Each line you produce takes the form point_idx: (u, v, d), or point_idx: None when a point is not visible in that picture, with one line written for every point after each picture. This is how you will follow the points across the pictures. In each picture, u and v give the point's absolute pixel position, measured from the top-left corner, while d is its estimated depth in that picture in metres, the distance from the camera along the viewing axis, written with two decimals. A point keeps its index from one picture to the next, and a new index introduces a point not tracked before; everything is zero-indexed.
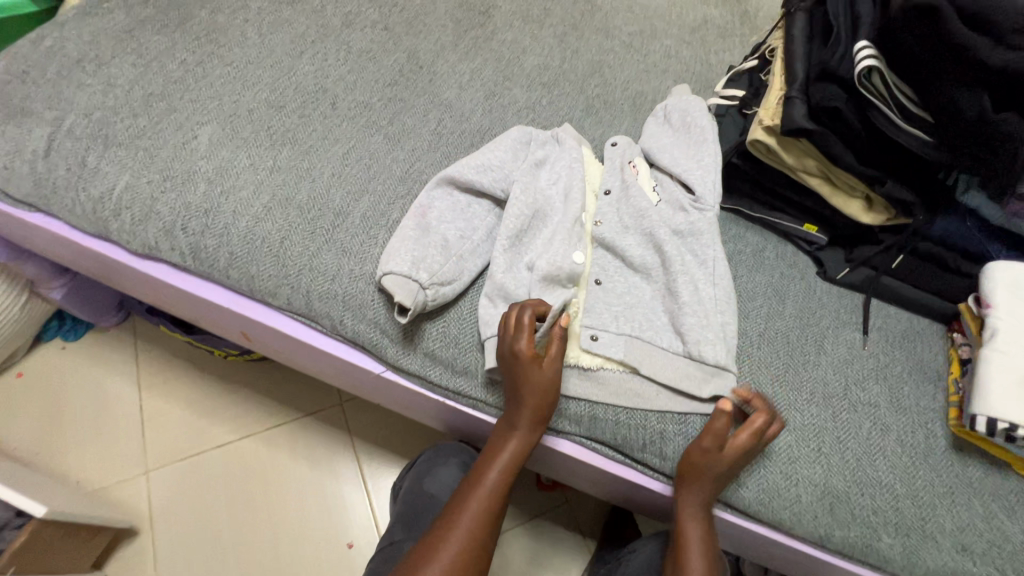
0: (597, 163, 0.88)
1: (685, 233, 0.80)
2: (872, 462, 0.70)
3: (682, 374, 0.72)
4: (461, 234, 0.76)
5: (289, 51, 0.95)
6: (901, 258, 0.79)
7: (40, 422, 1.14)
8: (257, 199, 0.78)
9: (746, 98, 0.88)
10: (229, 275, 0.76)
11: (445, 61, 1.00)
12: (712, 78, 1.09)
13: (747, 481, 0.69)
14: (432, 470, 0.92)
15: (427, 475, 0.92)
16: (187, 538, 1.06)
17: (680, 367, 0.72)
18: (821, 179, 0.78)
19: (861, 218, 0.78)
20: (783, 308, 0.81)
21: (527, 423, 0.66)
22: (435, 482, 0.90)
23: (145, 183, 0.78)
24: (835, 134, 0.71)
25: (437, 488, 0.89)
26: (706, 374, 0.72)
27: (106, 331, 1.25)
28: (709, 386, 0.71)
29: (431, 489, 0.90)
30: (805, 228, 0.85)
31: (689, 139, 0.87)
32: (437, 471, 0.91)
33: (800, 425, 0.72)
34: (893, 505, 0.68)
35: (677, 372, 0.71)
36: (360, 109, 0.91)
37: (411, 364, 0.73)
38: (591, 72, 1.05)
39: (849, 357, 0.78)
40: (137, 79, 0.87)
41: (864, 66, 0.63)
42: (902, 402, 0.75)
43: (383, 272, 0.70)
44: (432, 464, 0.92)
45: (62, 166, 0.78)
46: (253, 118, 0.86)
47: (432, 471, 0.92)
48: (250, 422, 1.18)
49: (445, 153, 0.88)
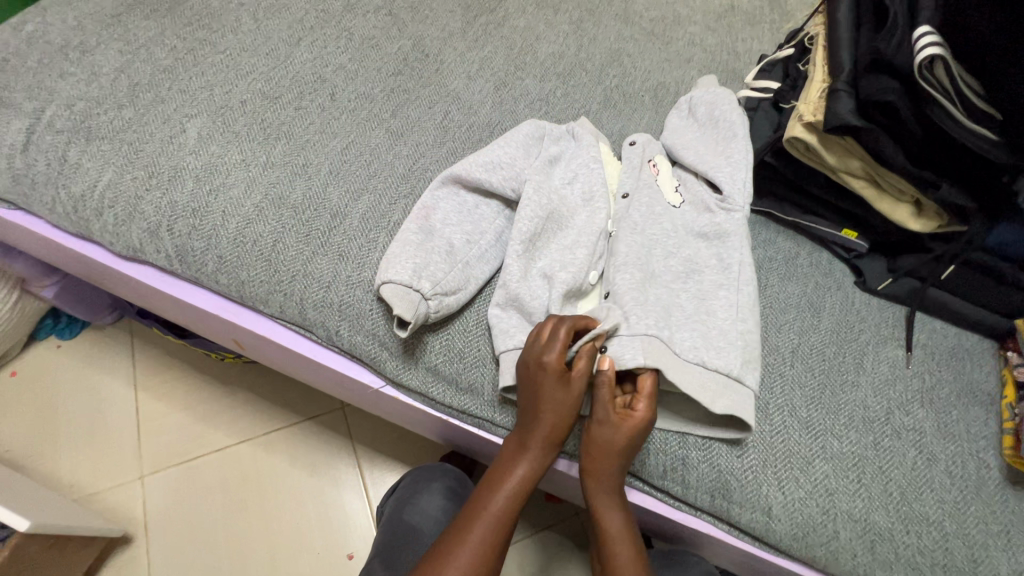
0: (615, 161, 0.81)
1: (711, 238, 0.73)
2: (918, 495, 0.64)
3: (699, 385, 0.61)
4: (468, 239, 0.69)
5: (286, 38, 0.89)
6: (953, 268, 0.71)
7: (32, 423, 1.10)
8: (249, 198, 0.73)
9: (780, 90, 0.80)
10: (217, 279, 0.71)
11: (453, 49, 0.93)
12: (740, 68, 1.01)
13: (779, 515, 0.62)
14: (413, 499, 0.87)
15: (407, 503, 0.87)
16: (181, 547, 1.02)
17: (697, 377, 0.62)
18: (865, 181, 0.71)
19: (909, 224, 0.70)
20: (818, 322, 0.74)
21: (540, 445, 0.60)
22: (415, 511, 0.85)
23: (128, 180, 0.73)
24: (886, 132, 0.63)
25: (418, 517, 0.84)
26: (722, 388, 0.62)
27: (102, 330, 1.20)
28: (728, 402, 0.61)
29: (411, 519, 0.85)
30: (844, 233, 0.78)
31: (717, 135, 0.79)
32: (418, 500, 0.87)
33: (839, 453, 0.65)
34: (942, 545, 0.61)
35: (696, 386, 0.61)
36: (361, 100, 0.85)
37: (412, 380, 0.68)
38: (609, 62, 0.97)
39: (891, 376, 0.71)
40: (123, 68, 0.81)
41: (927, 56, 0.56)
42: (950, 428, 0.68)
43: (382, 280, 0.64)
44: (413, 492, 0.89)
45: (42, 162, 0.74)
46: (246, 110, 0.80)
47: (413, 499, 0.88)
48: (249, 426, 1.14)
49: (451, 149, 0.82)
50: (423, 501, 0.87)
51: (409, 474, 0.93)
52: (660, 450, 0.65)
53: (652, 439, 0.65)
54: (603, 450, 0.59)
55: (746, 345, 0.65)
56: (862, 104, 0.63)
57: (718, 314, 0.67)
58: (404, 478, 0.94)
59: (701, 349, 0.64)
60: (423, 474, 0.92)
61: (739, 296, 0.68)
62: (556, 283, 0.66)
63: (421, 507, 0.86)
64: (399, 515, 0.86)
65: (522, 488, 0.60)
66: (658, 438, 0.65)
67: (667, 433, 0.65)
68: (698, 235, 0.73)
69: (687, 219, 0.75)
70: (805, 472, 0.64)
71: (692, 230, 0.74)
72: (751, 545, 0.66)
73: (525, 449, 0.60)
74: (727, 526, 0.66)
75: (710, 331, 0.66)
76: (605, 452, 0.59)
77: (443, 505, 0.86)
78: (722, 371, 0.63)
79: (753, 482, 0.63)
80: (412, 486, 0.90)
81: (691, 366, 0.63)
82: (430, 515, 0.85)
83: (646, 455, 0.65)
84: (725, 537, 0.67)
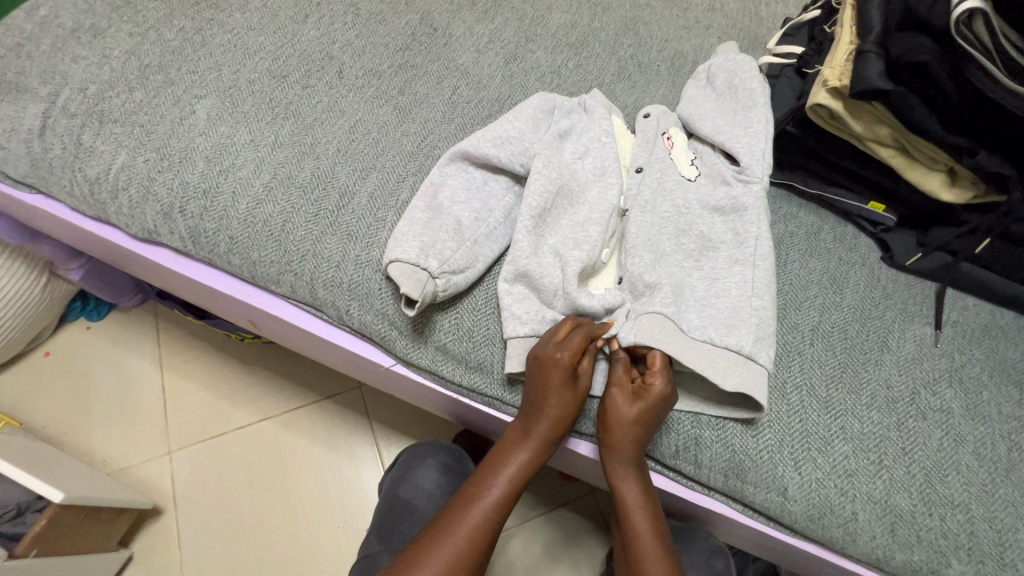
0: (629, 135, 0.78)
1: (727, 212, 0.70)
2: (943, 478, 0.61)
3: (704, 359, 0.60)
4: (476, 216, 0.68)
5: (293, 16, 0.88)
6: (987, 242, 0.68)
7: (65, 400, 1.14)
8: (258, 178, 0.73)
9: (805, 55, 0.75)
10: (230, 260, 0.71)
11: (462, 23, 0.91)
12: (763, 34, 0.96)
13: (795, 495, 0.61)
14: (408, 475, 0.89)
15: (401, 479, 0.89)
16: (208, 520, 1.06)
17: (703, 353, 0.60)
18: (894, 149, 0.67)
19: (940, 195, 0.66)
20: (840, 300, 0.71)
21: (539, 439, 0.60)
22: (410, 487, 0.87)
23: (142, 163, 0.74)
24: (919, 95, 0.59)
25: (412, 493, 0.86)
26: (730, 364, 0.60)
27: (129, 311, 1.24)
28: (739, 377, 0.59)
29: (406, 495, 0.87)
30: (870, 206, 0.74)
31: (735, 104, 0.76)
32: (413, 475, 0.88)
33: (859, 434, 0.63)
34: (967, 529, 0.59)
35: (701, 362, 0.59)
36: (369, 77, 0.83)
37: (421, 358, 0.67)
38: (624, 30, 0.94)
39: (918, 354, 0.68)
40: (133, 50, 0.81)
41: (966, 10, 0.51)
42: (979, 408, 0.65)
43: (389, 259, 0.63)
44: (408, 468, 0.90)
45: (58, 146, 0.75)
46: (255, 90, 0.80)
47: (408, 476, 0.89)
48: (271, 404, 1.16)
49: (460, 125, 0.81)
50: (418, 476, 0.88)
51: (404, 451, 0.94)
52: (671, 429, 0.64)
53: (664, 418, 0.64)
54: (622, 437, 0.59)
55: (764, 323, 0.63)
56: (892, 65, 0.59)
57: (732, 292, 0.65)
58: (404, 452, 0.95)
59: (711, 328, 0.62)
60: (421, 449, 0.92)
61: (756, 274, 0.65)
62: (566, 261, 0.65)
63: (416, 483, 0.87)
64: (394, 491, 0.88)
65: (518, 480, 0.60)
66: (672, 416, 0.64)
67: (680, 412, 0.64)
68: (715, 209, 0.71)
69: (702, 195, 0.72)
70: (823, 452, 0.62)
71: (708, 204, 0.71)
72: (765, 525, 0.64)
73: (524, 441, 0.60)
74: (739, 506, 0.64)
75: (723, 309, 0.64)
76: (623, 446, 0.59)
77: (440, 481, 0.87)
78: (735, 348, 0.60)
79: (768, 462, 0.62)
80: (409, 462, 0.91)
81: (695, 338, 0.61)
82: (428, 490, 0.86)
83: (659, 435, 0.64)
84: (739, 516, 0.66)
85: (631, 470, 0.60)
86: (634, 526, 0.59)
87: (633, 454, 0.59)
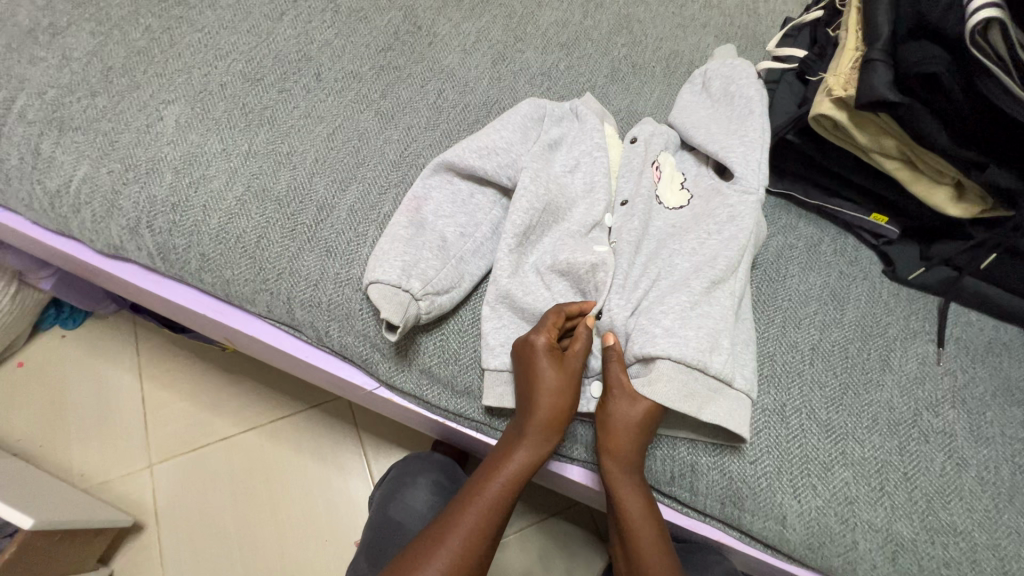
0: (621, 144, 0.74)
1: (723, 220, 0.65)
2: (946, 504, 0.59)
3: (685, 392, 0.56)
4: (462, 232, 0.65)
5: (268, 13, 0.83)
6: (994, 257, 0.65)
7: (40, 413, 1.10)
8: (230, 190, 0.69)
9: (807, 60, 0.72)
10: (202, 278, 0.68)
11: (447, 21, 0.86)
12: (761, 33, 0.93)
13: (793, 523, 0.59)
14: (398, 494, 0.84)
15: (392, 499, 0.84)
16: (191, 535, 1.03)
17: (685, 383, 0.56)
18: (899, 161, 0.64)
19: (948, 210, 0.64)
20: (841, 316, 0.69)
21: (542, 441, 0.56)
22: (401, 508, 0.82)
23: (105, 174, 0.69)
24: (930, 108, 0.56)
25: (403, 515, 0.81)
26: (710, 392, 0.57)
27: (106, 318, 1.19)
28: (717, 408, 0.57)
29: (397, 516, 0.81)
30: (872, 218, 0.72)
31: (731, 112, 0.72)
32: (403, 496, 0.83)
33: (860, 459, 0.61)
34: (969, 557, 0.57)
35: (680, 398, 0.56)
36: (349, 80, 0.79)
37: (405, 382, 0.64)
38: (618, 29, 0.90)
39: (920, 374, 0.66)
40: (96, 51, 0.76)
41: (982, 19, 0.48)
42: (982, 430, 0.63)
43: (369, 280, 0.60)
44: (397, 487, 0.85)
45: (15, 156, 0.70)
46: (227, 94, 0.75)
47: (397, 496, 0.84)
48: (254, 413, 1.13)
49: (446, 131, 0.77)
50: (408, 497, 0.83)
51: (398, 466, 0.90)
52: (667, 455, 0.61)
53: (657, 443, 0.62)
54: (626, 445, 0.56)
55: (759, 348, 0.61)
56: (900, 75, 0.56)
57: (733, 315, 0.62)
58: (395, 468, 0.91)
59: (700, 348, 0.57)
60: (411, 466, 0.88)
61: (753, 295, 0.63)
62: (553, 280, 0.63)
63: (406, 503, 0.83)
64: (384, 511, 0.83)
65: (517, 481, 0.55)
66: (665, 442, 0.62)
67: (674, 437, 0.62)
68: (709, 218, 0.66)
69: (698, 210, 0.68)
70: (823, 479, 0.60)
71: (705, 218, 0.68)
72: (763, 552, 0.62)
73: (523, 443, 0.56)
74: (738, 533, 0.62)
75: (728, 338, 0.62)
76: (625, 450, 0.56)
77: (431, 500, 0.83)
78: (720, 374, 0.57)
79: (767, 490, 0.59)
80: (398, 480, 0.86)
81: (682, 366, 0.56)
82: (419, 511, 0.81)
83: (651, 460, 0.62)
84: (734, 542, 0.63)
85: (633, 477, 0.57)
86: (639, 542, 0.55)
87: (634, 460, 0.57)
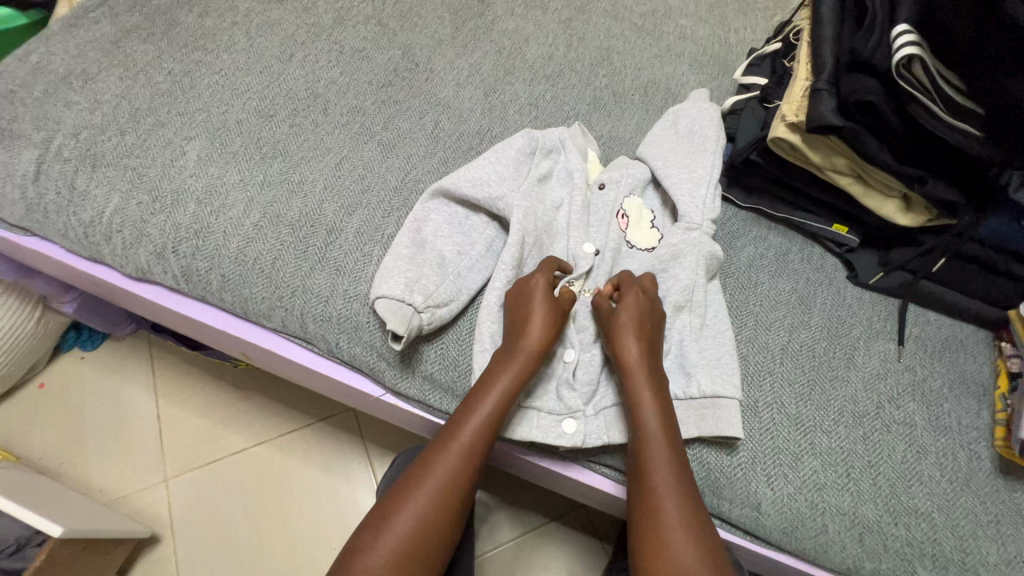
0: (601, 167, 0.83)
1: (666, 258, 0.72)
2: (907, 488, 0.65)
3: None
4: (459, 250, 0.72)
5: (279, 55, 0.91)
6: (943, 261, 0.72)
7: (61, 432, 1.15)
8: (248, 218, 0.75)
9: (767, 88, 0.80)
10: (222, 297, 0.74)
11: (442, 57, 0.94)
12: (731, 61, 1.01)
13: (768, 509, 0.64)
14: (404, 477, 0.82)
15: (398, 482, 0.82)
16: (206, 545, 1.07)
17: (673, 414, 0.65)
18: (852, 177, 0.71)
19: (897, 219, 0.70)
20: (808, 318, 0.75)
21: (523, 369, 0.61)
22: None
23: (134, 206, 0.76)
24: (869, 131, 0.64)
25: None
26: (700, 412, 0.65)
27: (122, 340, 1.25)
28: (711, 423, 0.64)
29: None
30: (834, 228, 0.79)
31: (689, 148, 0.80)
32: None
33: (827, 449, 0.66)
34: (931, 537, 0.63)
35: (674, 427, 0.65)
36: (353, 114, 0.86)
37: (410, 389, 0.70)
38: (599, 60, 0.98)
39: (882, 370, 0.72)
40: (124, 94, 0.84)
41: (905, 55, 0.55)
42: (941, 420, 0.69)
43: (376, 295, 0.66)
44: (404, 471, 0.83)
45: (52, 191, 0.77)
46: (242, 130, 0.83)
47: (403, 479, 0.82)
48: (264, 428, 1.18)
49: (443, 159, 0.84)
50: None
51: (402, 453, 0.87)
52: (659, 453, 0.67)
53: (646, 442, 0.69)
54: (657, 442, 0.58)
55: (722, 353, 0.68)
56: (843, 103, 0.63)
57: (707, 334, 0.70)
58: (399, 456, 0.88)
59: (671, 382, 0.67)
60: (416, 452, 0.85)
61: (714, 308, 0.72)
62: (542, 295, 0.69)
63: None
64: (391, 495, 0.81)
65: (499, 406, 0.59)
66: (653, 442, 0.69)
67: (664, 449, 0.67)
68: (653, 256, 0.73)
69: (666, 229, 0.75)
70: (794, 467, 0.65)
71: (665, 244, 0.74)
72: (744, 539, 0.67)
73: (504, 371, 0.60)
74: (720, 522, 0.67)
75: (702, 349, 0.68)
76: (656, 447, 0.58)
77: None
78: (698, 394, 0.65)
79: (743, 478, 0.65)
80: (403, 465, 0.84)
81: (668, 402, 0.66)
82: None
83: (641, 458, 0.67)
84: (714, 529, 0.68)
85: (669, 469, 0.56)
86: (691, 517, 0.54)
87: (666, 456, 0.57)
